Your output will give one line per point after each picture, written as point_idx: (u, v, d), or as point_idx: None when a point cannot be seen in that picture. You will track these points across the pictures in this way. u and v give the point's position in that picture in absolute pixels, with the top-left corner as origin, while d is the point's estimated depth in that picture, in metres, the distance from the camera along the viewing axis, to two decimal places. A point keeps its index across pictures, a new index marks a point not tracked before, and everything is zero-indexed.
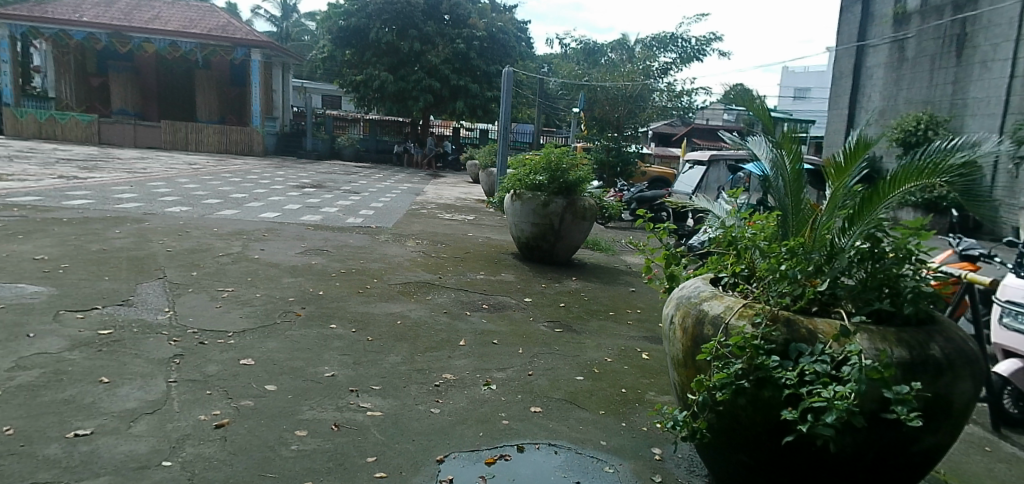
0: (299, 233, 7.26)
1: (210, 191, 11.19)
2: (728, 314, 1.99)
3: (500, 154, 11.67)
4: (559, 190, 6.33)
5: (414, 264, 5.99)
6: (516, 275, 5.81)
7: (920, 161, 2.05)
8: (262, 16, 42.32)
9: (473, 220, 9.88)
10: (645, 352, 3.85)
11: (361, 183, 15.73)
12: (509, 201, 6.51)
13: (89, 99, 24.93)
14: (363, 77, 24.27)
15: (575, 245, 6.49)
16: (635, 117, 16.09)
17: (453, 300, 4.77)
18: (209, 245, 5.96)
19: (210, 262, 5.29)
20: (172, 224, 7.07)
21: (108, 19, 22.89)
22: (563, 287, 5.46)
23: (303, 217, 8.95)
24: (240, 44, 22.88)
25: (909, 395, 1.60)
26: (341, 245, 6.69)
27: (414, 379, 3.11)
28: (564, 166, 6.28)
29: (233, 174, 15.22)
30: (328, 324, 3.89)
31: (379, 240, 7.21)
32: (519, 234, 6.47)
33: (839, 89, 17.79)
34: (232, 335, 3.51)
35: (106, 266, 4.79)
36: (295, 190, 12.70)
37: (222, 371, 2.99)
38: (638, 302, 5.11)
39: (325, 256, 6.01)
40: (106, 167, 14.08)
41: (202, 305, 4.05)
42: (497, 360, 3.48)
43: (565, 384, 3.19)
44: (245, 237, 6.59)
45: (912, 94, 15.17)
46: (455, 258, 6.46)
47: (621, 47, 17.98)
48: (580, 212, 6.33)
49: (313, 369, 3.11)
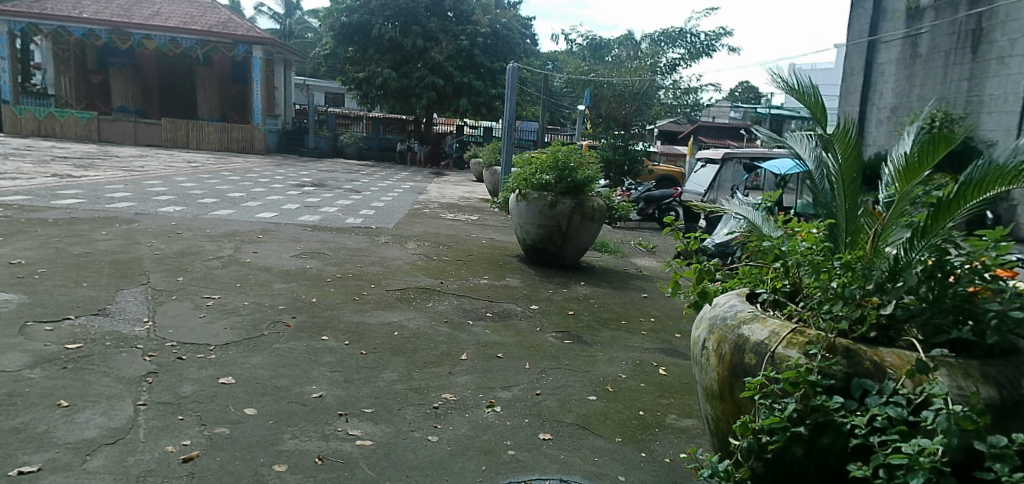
0: (296, 234, 7.00)
1: (208, 189, 10.94)
2: (773, 341, 1.68)
3: (505, 153, 11.38)
4: (567, 190, 6.03)
5: (414, 268, 5.71)
6: (521, 280, 5.53)
7: (1010, 161, 1.70)
8: (264, 13, 42.06)
9: (476, 220, 9.62)
10: (662, 367, 3.54)
11: (363, 182, 15.51)
12: (514, 201, 6.22)
13: (89, 97, 24.72)
14: (365, 74, 23.97)
15: (583, 247, 6.20)
16: (642, 114, 15.59)
17: (454, 308, 4.49)
18: (199, 248, 5.69)
19: (198, 266, 5.02)
20: (164, 224, 6.80)
21: (109, 16, 22.67)
22: (571, 292, 5.17)
23: (301, 217, 8.69)
24: (241, 40, 22.64)
25: (1008, 449, 1.30)
26: (338, 247, 6.41)
27: (410, 400, 2.82)
28: (572, 165, 5.99)
29: (233, 172, 14.99)
30: (319, 335, 3.60)
31: (379, 242, 6.94)
32: (524, 235, 6.18)
33: (850, 86, 17.46)
34: (213, 348, 3.24)
35: (87, 271, 4.52)
36: (295, 189, 12.45)
37: (198, 391, 2.70)
38: (652, 310, 4.80)
39: (321, 259, 5.74)
40: (102, 165, 13.86)
41: (184, 313, 3.78)
42: (502, 377, 3.18)
43: (576, 405, 2.89)
44: (238, 239, 6.32)
45: (925, 91, 14.82)
46: (458, 261, 6.18)
47: (628, 43, 17.56)
48: (588, 214, 6.03)
49: (299, 389, 2.82)
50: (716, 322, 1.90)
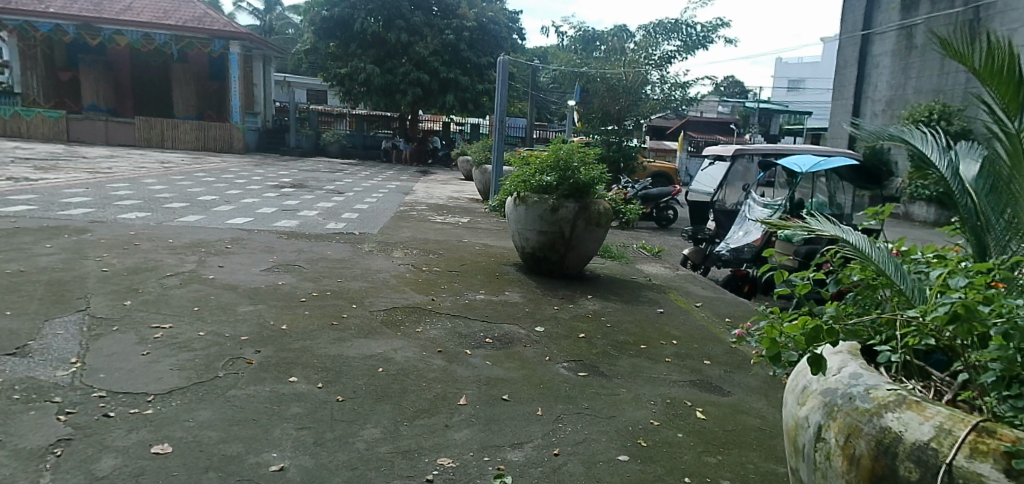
0: (270, 243, 6.34)
1: (178, 193, 10.20)
2: (946, 444, 1.09)
3: (495, 151, 10.74)
4: (571, 192, 5.43)
5: (402, 282, 5.10)
6: (522, 295, 4.93)
7: None
8: (245, 8, 41.10)
9: (468, 223, 9.01)
10: (698, 408, 2.98)
11: (346, 182, 14.83)
12: (511, 204, 5.63)
13: (59, 95, 23.69)
14: (348, 70, 23.13)
15: (588, 256, 5.63)
16: (637, 108, 14.79)
17: (448, 332, 3.88)
18: (157, 262, 5.01)
19: (151, 285, 4.33)
20: (122, 234, 6.10)
21: (78, 10, 21.69)
22: (579, 309, 4.60)
23: (277, 222, 8.01)
24: (218, 35, 21.76)
25: None
26: (316, 258, 5.77)
27: (398, 469, 2.22)
28: (575, 165, 5.41)
29: (208, 173, 14.23)
30: (287, 376, 2.98)
31: (362, 250, 6.32)
32: (522, 243, 5.60)
33: (845, 78, 19.21)
34: (152, 400, 2.60)
35: (15, 295, 3.84)
36: (273, 191, 11.74)
37: (121, 469, 2.07)
38: (673, 330, 4.23)
39: (296, 274, 5.09)
40: (66, 167, 13.01)
41: (124, 350, 3.12)
42: (510, 430, 2.58)
43: (605, 471, 2.30)
44: (203, 251, 5.65)
45: (921, 83, 16.42)
46: (450, 272, 5.58)
47: (624, 34, 16.78)
48: (594, 218, 5.46)
49: (255, 458, 2.21)
50: (836, 401, 1.32)
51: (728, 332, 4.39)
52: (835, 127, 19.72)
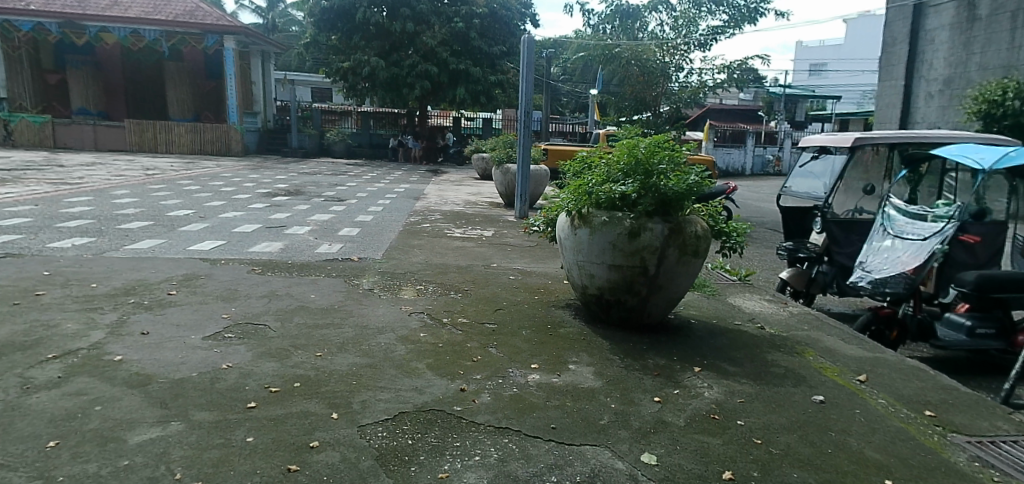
0: (233, 282, 4.71)
1: (145, 207, 8.58)
2: None
3: (522, 147, 8.95)
4: (656, 208, 3.71)
5: (416, 350, 3.42)
6: (596, 373, 3.19)
7: None
8: (246, 6, 39.86)
9: (492, 238, 7.33)
10: None
11: (348, 187, 13.19)
12: (567, 227, 3.92)
13: (46, 99, 22.30)
14: (351, 63, 21.48)
15: (678, 297, 3.92)
16: (673, 93, 13.03)
17: (494, 480, 2.17)
18: (48, 332, 3.33)
19: (3, 387, 2.65)
20: (31, 278, 4.45)
21: (60, 6, 20.15)
22: (697, 406, 2.86)
23: (254, 247, 6.32)
24: (210, 30, 20.15)
25: None
26: (294, 308, 4.09)
27: None
28: (661, 168, 3.70)
29: (193, 179, 12.72)
30: None
31: (359, 291, 4.63)
32: (585, 281, 3.91)
33: (895, 56, 17.23)
34: None
35: None
36: (262, 201, 10.11)
37: None
38: (870, 452, 2.50)
39: (256, 344, 3.38)
40: (30, 177, 11.42)
41: None
42: None
43: None
44: (132, 303, 3.99)
45: (987, 58, 14.48)
46: (485, 327, 3.88)
47: (661, 7, 14.40)
48: (690, 245, 3.72)
49: None
50: None
51: (949, 445, 2.65)
52: (883, 110, 17.75)
